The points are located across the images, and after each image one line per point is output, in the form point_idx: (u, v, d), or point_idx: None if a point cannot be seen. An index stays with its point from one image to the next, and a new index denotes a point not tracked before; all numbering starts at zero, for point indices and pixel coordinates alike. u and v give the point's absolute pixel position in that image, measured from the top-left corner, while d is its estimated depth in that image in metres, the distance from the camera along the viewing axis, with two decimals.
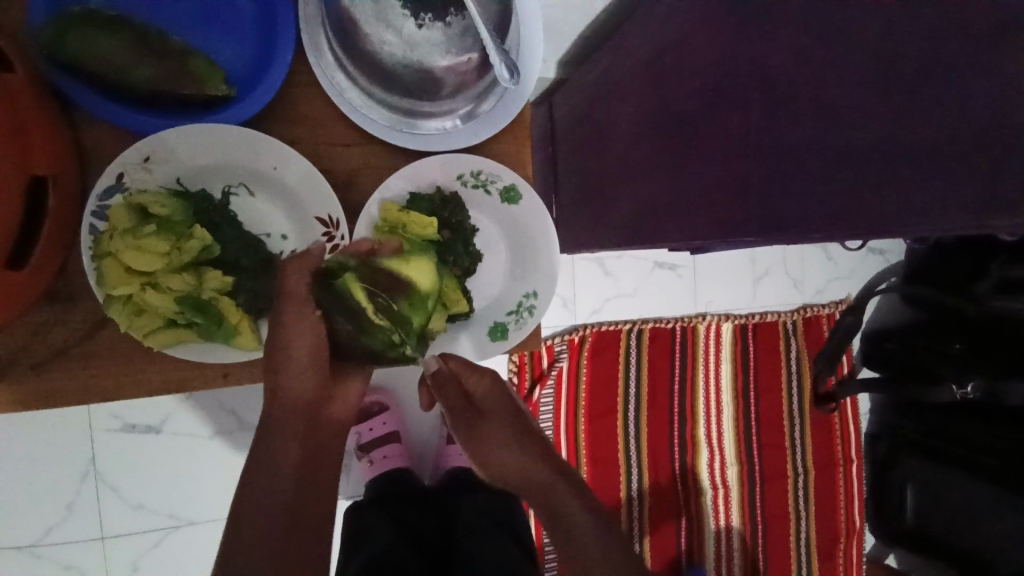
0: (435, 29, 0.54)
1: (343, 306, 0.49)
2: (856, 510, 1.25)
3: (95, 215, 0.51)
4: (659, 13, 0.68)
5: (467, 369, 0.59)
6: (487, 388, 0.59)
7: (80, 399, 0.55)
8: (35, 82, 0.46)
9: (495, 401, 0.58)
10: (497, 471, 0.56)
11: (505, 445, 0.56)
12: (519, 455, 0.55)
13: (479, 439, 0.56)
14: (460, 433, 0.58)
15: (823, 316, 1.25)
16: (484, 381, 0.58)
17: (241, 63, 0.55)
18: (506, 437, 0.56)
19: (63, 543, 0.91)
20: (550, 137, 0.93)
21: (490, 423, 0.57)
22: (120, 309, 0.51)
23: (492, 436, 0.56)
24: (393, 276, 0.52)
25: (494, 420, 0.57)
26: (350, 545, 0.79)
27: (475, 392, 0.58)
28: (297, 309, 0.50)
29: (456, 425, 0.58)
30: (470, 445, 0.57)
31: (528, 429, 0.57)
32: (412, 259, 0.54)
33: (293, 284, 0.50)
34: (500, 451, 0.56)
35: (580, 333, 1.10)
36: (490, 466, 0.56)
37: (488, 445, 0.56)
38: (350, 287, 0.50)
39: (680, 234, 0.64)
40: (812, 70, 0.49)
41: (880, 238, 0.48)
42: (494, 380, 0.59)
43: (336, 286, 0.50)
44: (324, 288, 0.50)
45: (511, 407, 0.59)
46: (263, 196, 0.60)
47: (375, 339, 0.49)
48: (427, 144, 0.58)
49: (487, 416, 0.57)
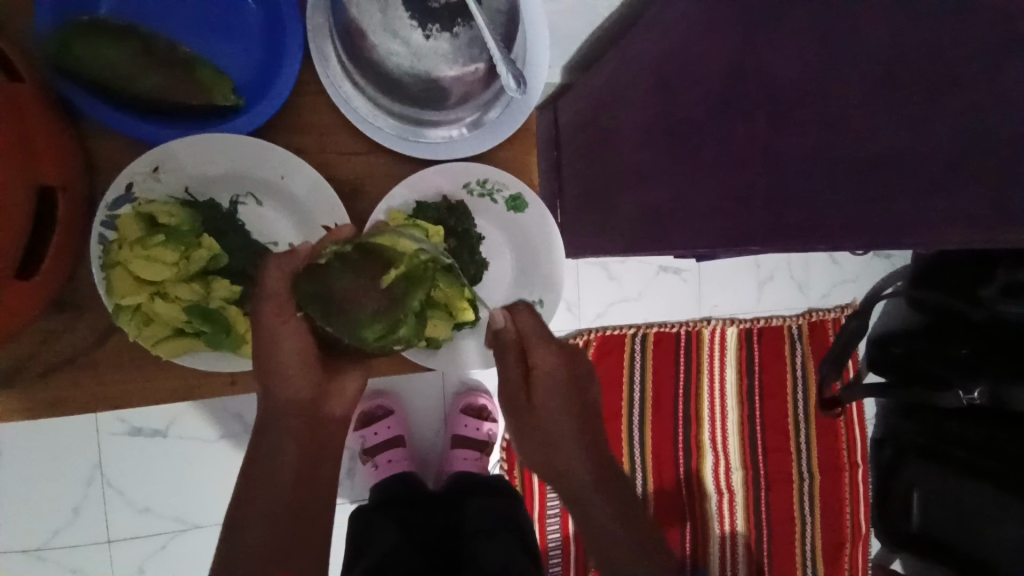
0: (443, 39, 0.51)
1: (325, 289, 0.46)
2: (862, 515, 1.24)
3: (105, 224, 0.52)
4: (665, 20, 0.68)
5: (535, 341, 0.59)
6: (549, 369, 0.60)
7: (88, 407, 0.56)
8: (44, 92, 0.46)
9: (554, 383, 0.60)
10: (536, 451, 0.61)
11: (554, 437, 0.60)
12: (566, 446, 0.60)
13: (529, 420, 0.60)
14: (509, 400, 0.61)
15: (828, 320, 1.24)
16: (549, 360, 0.59)
17: (249, 72, 0.55)
18: (556, 425, 0.60)
19: (70, 546, 0.92)
20: (555, 142, 0.93)
21: (545, 406, 0.60)
22: (130, 319, 0.51)
23: (546, 423, 0.60)
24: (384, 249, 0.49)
25: (548, 404, 0.60)
26: (354, 551, 0.78)
27: (538, 370, 0.59)
28: (279, 310, 0.49)
29: (509, 395, 0.61)
30: (519, 413, 0.61)
31: (577, 420, 0.60)
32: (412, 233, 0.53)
33: (274, 285, 0.49)
34: (546, 439, 0.60)
35: (585, 338, 1.10)
36: (531, 445, 0.61)
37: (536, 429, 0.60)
38: (334, 267, 0.47)
39: (686, 242, 0.65)
40: (818, 81, 0.49)
41: (885, 249, 0.48)
42: (558, 361, 0.60)
43: (319, 271, 0.47)
44: (305, 278, 0.47)
45: (569, 393, 0.60)
46: (270, 205, 0.60)
47: (374, 324, 0.45)
48: (433, 152, 0.59)
49: (543, 399, 0.60)
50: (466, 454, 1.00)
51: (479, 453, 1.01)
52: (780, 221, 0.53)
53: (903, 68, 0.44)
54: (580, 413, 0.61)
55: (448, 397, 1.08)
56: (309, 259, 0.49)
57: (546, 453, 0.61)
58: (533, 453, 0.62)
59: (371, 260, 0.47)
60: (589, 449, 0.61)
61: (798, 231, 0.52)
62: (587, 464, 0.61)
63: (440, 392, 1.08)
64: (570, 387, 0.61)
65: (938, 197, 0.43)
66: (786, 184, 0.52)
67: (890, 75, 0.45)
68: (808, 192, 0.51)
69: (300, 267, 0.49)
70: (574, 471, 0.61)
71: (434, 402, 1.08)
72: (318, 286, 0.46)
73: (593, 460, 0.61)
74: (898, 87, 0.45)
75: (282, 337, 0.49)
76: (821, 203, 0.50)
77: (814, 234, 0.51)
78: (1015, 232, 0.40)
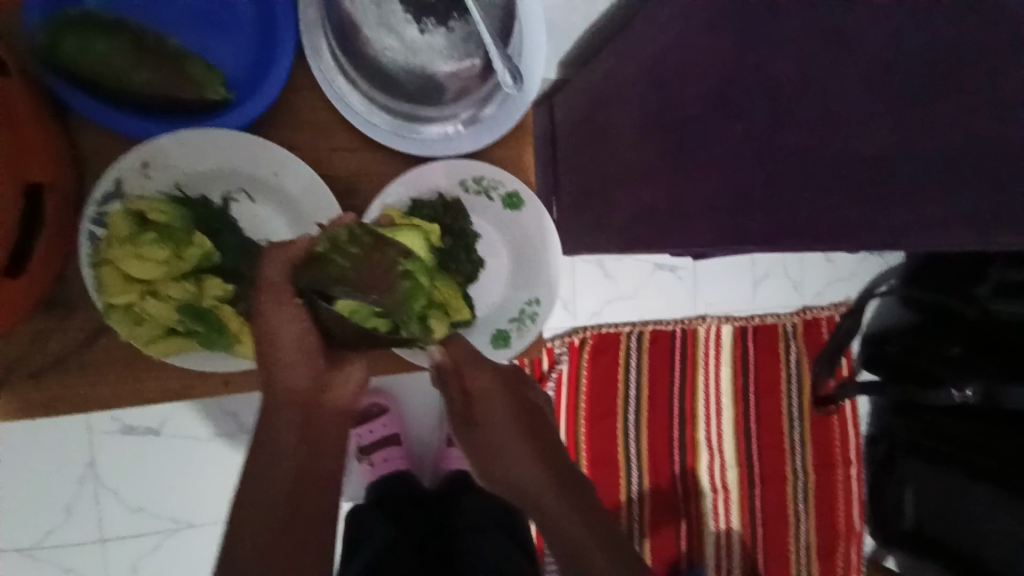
0: (438, 34, 0.52)
1: (329, 278, 0.49)
2: (855, 511, 1.25)
3: (94, 221, 0.51)
4: (662, 17, 0.67)
5: (467, 362, 0.55)
6: (485, 387, 0.54)
7: (79, 408, 0.55)
8: (31, 86, 0.45)
9: (495, 400, 0.53)
10: (490, 479, 0.52)
11: (499, 455, 0.51)
12: (513, 463, 0.50)
13: (472, 447, 0.52)
14: (458, 430, 0.54)
15: (823, 318, 1.25)
16: (483, 378, 0.54)
17: (241, 68, 0.54)
18: (502, 444, 0.51)
19: (61, 546, 0.91)
20: (551, 139, 0.93)
21: (485, 426, 0.52)
22: (120, 319, 0.50)
23: (491, 445, 0.51)
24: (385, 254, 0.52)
25: (490, 422, 0.52)
26: (347, 548, 0.78)
27: (474, 390, 0.53)
28: (276, 297, 0.48)
29: (454, 425, 0.54)
30: (466, 447, 0.53)
31: (524, 436, 0.52)
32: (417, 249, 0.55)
33: (272, 273, 0.49)
34: (494, 459, 0.51)
35: (580, 335, 1.10)
36: (484, 471, 0.52)
37: (486, 459, 0.51)
38: (341, 265, 0.50)
39: (683, 239, 0.64)
40: (816, 79, 0.49)
41: (886, 248, 0.48)
42: (494, 377, 0.54)
43: (324, 266, 0.49)
44: (305, 270, 0.49)
45: (512, 407, 0.53)
46: (263, 202, 0.59)
47: (377, 322, 0.50)
48: (429, 149, 0.58)
49: (485, 418, 0.52)
50: (462, 453, 0.98)
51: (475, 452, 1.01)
52: (778, 221, 0.53)
53: None
54: (526, 430, 0.52)
55: (443, 396, 1.08)
56: (309, 252, 0.50)
57: (497, 480, 0.51)
58: (490, 485, 0.52)
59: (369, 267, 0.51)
60: (541, 462, 0.51)
61: (796, 231, 0.52)
62: (542, 476, 0.51)
63: (435, 390, 1.08)
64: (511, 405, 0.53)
65: None
66: (784, 183, 0.52)
67: None
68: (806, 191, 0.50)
69: (298, 260, 0.49)
70: (531, 487, 0.50)
71: (428, 402, 1.08)
72: (320, 278, 0.49)
73: (546, 476, 0.51)
74: None
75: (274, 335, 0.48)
76: (820, 202, 0.50)
77: (812, 233, 0.50)
78: None
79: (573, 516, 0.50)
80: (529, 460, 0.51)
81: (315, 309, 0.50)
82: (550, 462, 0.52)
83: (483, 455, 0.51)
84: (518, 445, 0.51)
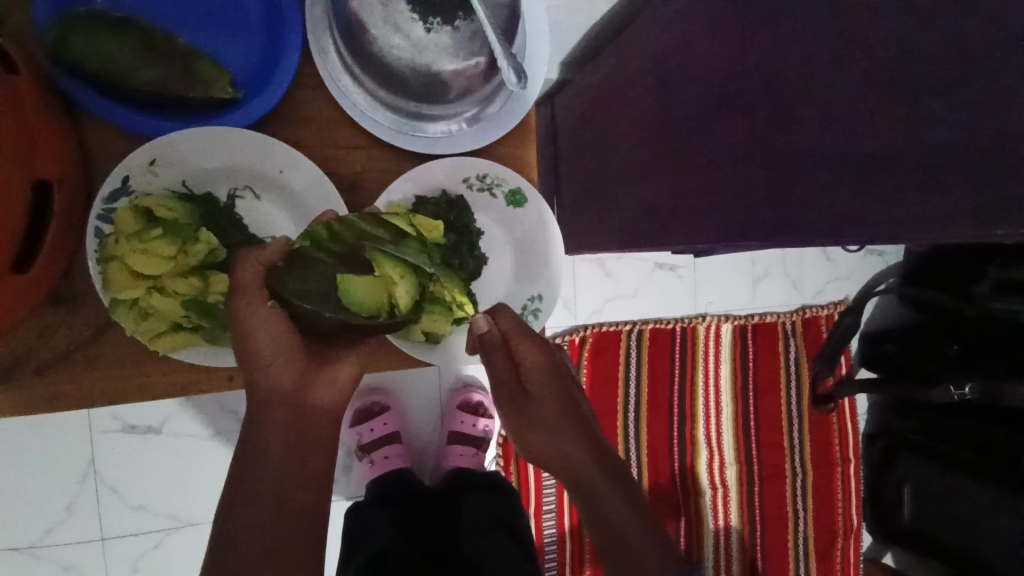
0: (443, 33, 0.53)
1: (320, 283, 0.46)
2: (854, 509, 1.26)
3: (101, 217, 0.51)
4: (663, 16, 0.67)
5: (518, 335, 0.57)
6: (536, 361, 0.57)
7: (84, 404, 0.55)
8: (41, 84, 0.46)
9: (543, 373, 0.57)
10: (534, 443, 0.58)
11: (547, 422, 0.56)
12: (564, 437, 0.56)
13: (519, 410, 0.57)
14: (499, 393, 0.59)
15: (822, 317, 1.25)
16: (535, 353, 0.57)
17: (249, 64, 0.55)
18: (545, 414, 0.57)
19: (62, 544, 0.91)
20: (553, 138, 0.93)
21: (538, 398, 0.57)
22: (127, 313, 0.51)
23: (541, 415, 0.57)
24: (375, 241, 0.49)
25: (540, 395, 0.57)
26: (350, 546, 0.79)
27: (525, 363, 0.57)
28: (250, 300, 0.47)
29: (502, 393, 0.58)
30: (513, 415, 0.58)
31: (564, 407, 0.57)
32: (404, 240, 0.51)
33: (244, 278, 0.48)
34: (543, 430, 0.57)
35: (580, 334, 1.10)
36: (529, 439, 0.58)
37: (534, 427, 0.57)
38: (320, 258, 0.47)
39: (685, 237, 0.65)
40: (817, 76, 0.49)
41: (885, 243, 0.48)
42: (543, 353, 0.57)
43: (303, 262, 0.47)
44: (289, 272, 0.47)
45: (559, 382, 0.58)
46: (268, 198, 0.59)
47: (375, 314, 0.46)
48: (433, 147, 0.59)
49: (534, 390, 0.57)
50: (462, 451, 0.99)
51: (475, 450, 1.01)
52: (780, 220, 0.53)
53: (900, 65, 0.44)
54: (570, 400, 0.58)
55: (444, 395, 1.08)
56: (289, 253, 0.48)
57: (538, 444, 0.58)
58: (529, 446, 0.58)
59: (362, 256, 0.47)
60: (587, 441, 0.57)
61: (797, 230, 0.52)
62: (590, 455, 0.57)
63: (436, 389, 1.08)
64: (557, 382, 0.58)
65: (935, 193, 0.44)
66: (786, 180, 0.52)
67: (889, 71, 0.45)
68: (807, 188, 0.51)
69: (276, 263, 0.49)
70: (571, 453, 0.57)
71: (429, 400, 1.08)
72: (308, 280, 0.46)
73: (581, 440, 0.57)
74: (895, 84, 0.45)
75: (271, 327, 0.48)
76: (821, 199, 0.50)
77: (813, 231, 0.51)
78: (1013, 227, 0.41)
79: (617, 503, 0.57)
80: (572, 427, 0.57)
81: (295, 308, 0.47)
82: (592, 437, 0.58)
83: (533, 422, 0.57)
84: (568, 419, 0.57)
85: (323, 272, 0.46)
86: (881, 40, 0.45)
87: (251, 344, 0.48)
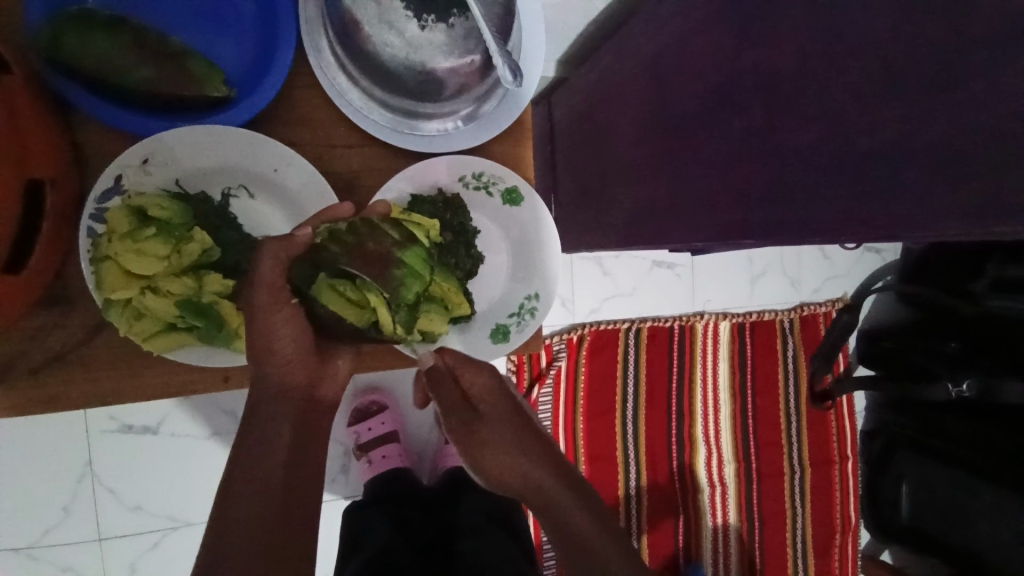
0: (438, 31, 0.53)
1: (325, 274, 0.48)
2: (852, 506, 1.26)
3: (93, 217, 0.51)
4: (661, 14, 0.67)
5: (465, 365, 0.53)
6: (486, 385, 0.53)
7: (79, 405, 0.55)
8: (32, 84, 0.45)
9: (496, 400, 0.53)
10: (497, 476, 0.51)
11: (497, 452, 0.51)
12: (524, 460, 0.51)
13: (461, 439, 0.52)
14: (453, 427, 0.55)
15: (820, 315, 1.25)
16: (483, 378, 0.53)
17: (242, 63, 0.54)
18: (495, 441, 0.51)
19: (60, 545, 0.91)
20: (550, 136, 0.93)
21: (492, 425, 0.52)
22: (120, 314, 0.50)
23: (497, 442, 0.51)
24: (380, 243, 0.51)
25: (494, 421, 0.52)
26: (348, 545, 0.78)
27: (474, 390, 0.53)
28: (272, 299, 0.47)
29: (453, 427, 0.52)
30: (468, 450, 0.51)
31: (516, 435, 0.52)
32: (410, 245, 0.52)
33: (267, 274, 0.47)
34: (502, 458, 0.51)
35: (578, 333, 1.10)
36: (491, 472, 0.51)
37: (494, 457, 0.51)
38: (329, 251, 0.49)
39: (682, 236, 0.64)
40: (814, 74, 0.49)
41: (882, 242, 0.48)
42: (492, 377, 0.54)
43: (316, 254, 0.49)
44: (304, 261, 0.49)
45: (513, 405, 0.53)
46: (263, 198, 0.59)
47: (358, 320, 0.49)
48: (429, 146, 0.59)
49: (488, 414, 0.52)
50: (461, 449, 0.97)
51: None
52: (777, 218, 0.53)
53: (898, 63, 0.44)
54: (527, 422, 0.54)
55: None
56: (309, 246, 0.50)
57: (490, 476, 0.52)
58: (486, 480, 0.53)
59: (369, 252, 0.50)
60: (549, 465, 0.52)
61: (794, 228, 0.52)
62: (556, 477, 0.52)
63: None
64: (512, 405, 0.53)
65: (933, 191, 0.44)
66: (783, 178, 0.52)
67: (887, 68, 0.45)
68: (804, 186, 0.50)
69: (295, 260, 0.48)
70: (535, 477, 0.51)
71: None
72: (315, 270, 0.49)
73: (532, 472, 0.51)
74: (892, 81, 0.44)
75: (290, 325, 0.48)
76: (818, 196, 0.50)
77: (811, 229, 0.51)
78: (1010, 225, 0.41)
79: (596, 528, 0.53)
80: (534, 449, 0.52)
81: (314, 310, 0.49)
82: (555, 461, 0.53)
83: (490, 453, 0.51)
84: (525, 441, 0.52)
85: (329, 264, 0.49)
86: (878, 37, 0.45)
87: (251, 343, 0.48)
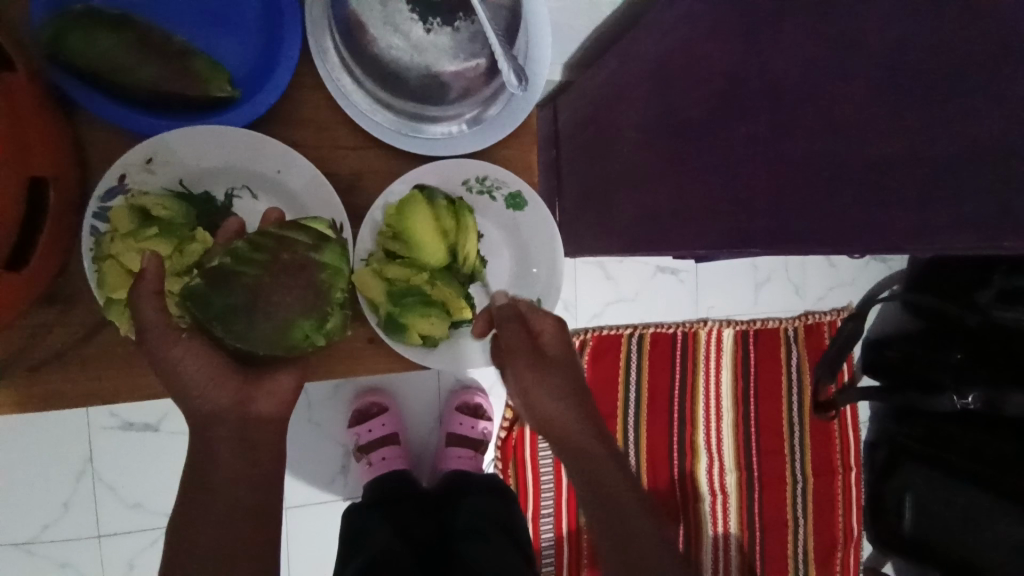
0: (443, 34, 0.53)
1: (241, 292, 0.43)
2: (854, 516, 1.25)
3: (96, 216, 0.51)
4: (668, 20, 0.67)
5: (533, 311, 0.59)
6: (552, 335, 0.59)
7: (78, 403, 0.55)
8: (37, 82, 0.45)
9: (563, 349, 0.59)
10: (547, 418, 0.58)
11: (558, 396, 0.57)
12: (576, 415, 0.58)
13: (524, 375, 0.57)
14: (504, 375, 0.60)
15: (824, 323, 1.25)
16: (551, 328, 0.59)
17: (247, 65, 0.55)
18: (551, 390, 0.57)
19: (60, 541, 0.91)
20: (555, 140, 0.93)
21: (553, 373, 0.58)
22: (121, 312, 0.50)
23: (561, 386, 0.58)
24: (296, 251, 0.45)
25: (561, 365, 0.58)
26: (348, 548, 0.78)
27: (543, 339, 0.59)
28: (161, 338, 0.46)
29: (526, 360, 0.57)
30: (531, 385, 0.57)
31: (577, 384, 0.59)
32: (326, 245, 0.47)
33: (147, 315, 0.46)
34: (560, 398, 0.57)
35: (581, 337, 1.09)
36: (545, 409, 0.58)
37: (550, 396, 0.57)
38: (244, 272, 0.43)
39: (685, 243, 0.64)
40: (822, 83, 0.48)
41: (886, 254, 0.48)
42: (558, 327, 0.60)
43: (224, 277, 0.43)
44: (211, 289, 0.43)
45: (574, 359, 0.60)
46: (265, 198, 0.59)
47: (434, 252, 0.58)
48: (433, 148, 0.58)
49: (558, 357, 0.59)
50: (460, 453, 0.99)
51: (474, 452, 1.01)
52: (781, 227, 0.52)
53: (904, 74, 0.44)
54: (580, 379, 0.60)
55: (443, 395, 1.08)
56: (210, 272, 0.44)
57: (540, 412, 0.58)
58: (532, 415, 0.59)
59: (284, 265, 0.44)
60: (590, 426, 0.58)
61: (798, 238, 0.51)
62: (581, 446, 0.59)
63: (435, 391, 1.08)
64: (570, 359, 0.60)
65: (938, 202, 0.43)
66: (786, 187, 0.51)
67: (895, 79, 0.44)
68: (806, 197, 0.50)
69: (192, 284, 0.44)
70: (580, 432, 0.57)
71: (428, 402, 1.08)
72: (231, 294, 0.43)
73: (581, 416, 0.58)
74: (901, 92, 0.44)
75: (193, 355, 0.46)
76: (821, 206, 0.49)
77: (815, 240, 0.50)
78: (1015, 239, 0.40)
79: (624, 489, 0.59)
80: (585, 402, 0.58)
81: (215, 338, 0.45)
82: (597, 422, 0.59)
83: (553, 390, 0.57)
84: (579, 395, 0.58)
85: (242, 280, 0.43)
86: (886, 48, 0.44)
87: (190, 368, 0.46)
